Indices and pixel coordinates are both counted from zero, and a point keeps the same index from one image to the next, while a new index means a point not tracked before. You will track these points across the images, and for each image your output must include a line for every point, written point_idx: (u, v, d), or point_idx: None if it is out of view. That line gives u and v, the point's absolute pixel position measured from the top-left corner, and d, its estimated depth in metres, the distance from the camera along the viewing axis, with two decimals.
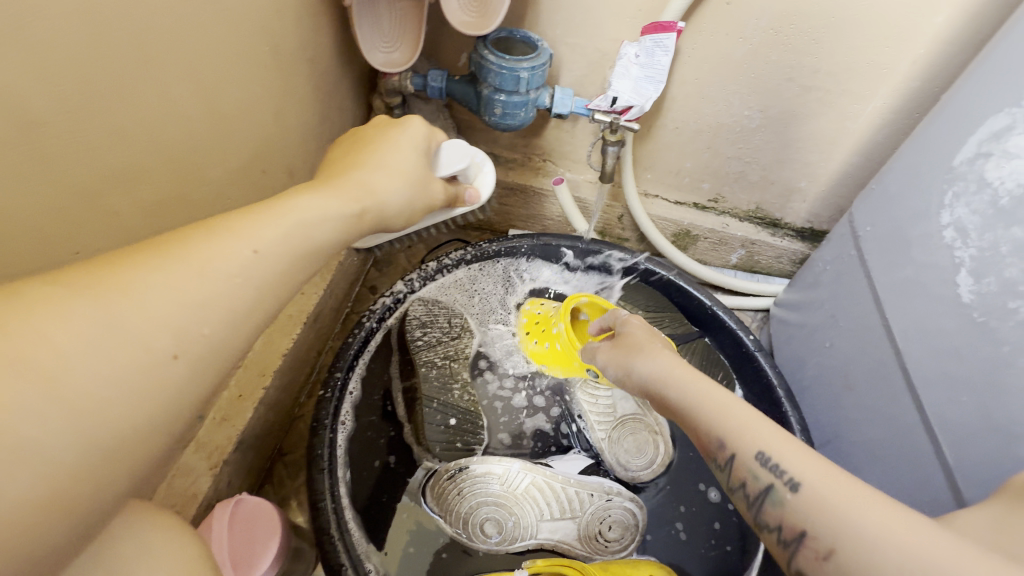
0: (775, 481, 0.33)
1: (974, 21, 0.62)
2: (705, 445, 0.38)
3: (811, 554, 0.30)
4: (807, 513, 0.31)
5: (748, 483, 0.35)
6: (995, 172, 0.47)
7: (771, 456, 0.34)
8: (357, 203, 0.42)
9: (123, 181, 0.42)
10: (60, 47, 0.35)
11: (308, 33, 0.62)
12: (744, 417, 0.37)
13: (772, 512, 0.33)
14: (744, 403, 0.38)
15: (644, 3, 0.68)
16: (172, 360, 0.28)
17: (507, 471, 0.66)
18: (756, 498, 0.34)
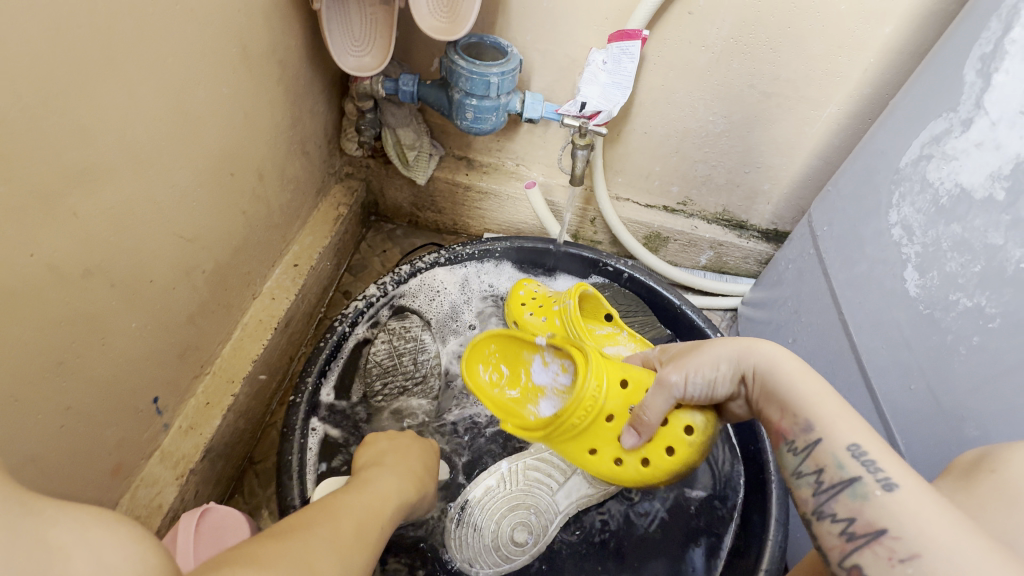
0: (864, 474, 0.33)
1: (917, 32, 0.66)
2: (790, 427, 0.37)
3: (883, 555, 0.30)
4: (894, 512, 0.30)
5: (829, 469, 0.34)
6: (936, 173, 0.50)
7: (865, 448, 0.34)
8: None
9: (85, 182, 0.41)
10: (15, 42, 0.34)
11: (277, 36, 0.62)
12: (840, 410, 0.36)
13: (847, 502, 0.33)
14: (837, 401, 0.37)
15: (611, 12, 0.71)
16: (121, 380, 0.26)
17: (495, 478, 0.65)
18: (833, 488, 0.34)
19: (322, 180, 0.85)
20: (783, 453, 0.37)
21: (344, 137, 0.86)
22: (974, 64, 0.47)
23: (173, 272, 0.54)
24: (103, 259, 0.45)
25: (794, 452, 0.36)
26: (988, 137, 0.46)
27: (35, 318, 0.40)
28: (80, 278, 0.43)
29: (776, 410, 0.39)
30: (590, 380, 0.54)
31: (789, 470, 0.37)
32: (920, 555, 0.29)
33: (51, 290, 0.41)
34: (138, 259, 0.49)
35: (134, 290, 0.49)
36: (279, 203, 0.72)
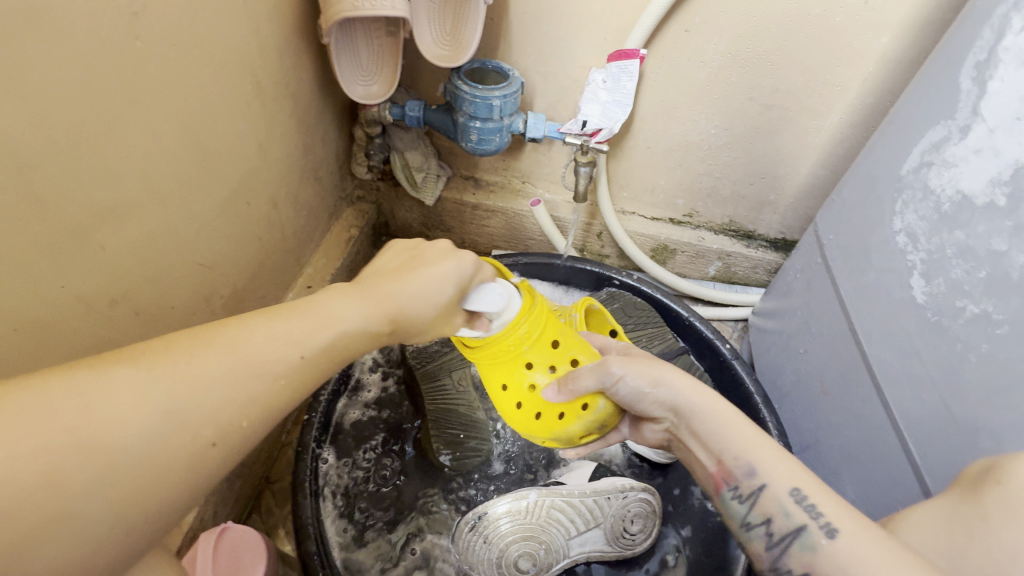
0: (809, 521, 0.38)
1: (914, 40, 0.66)
2: (732, 473, 0.42)
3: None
4: (841, 557, 0.35)
5: (778, 517, 0.39)
6: (937, 180, 0.50)
7: (805, 495, 0.39)
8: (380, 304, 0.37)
9: (110, 217, 0.44)
10: (48, 91, 0.37)
11: (289, 70, 0.65)
12: (778, 457, 0.41)
13: (800, 556, 0.38)
14: (768, 446, 0.42)
15: (609, 33, 0.72)
16: (211, 446, 0.27)
17: (525, 503, 0.58)
18: (784, 538, 0.39)
19: (334, 204, 0.87)
20: (727, 503, 0.43)
21: (355, 162, 0.89)
22: (970, 72, 0.48)
23: (193, 299, 0.56)
24: (127, 289, 0.47)
25: (740, 502, 0.42)
26: (986, 144, 0.46)
27: (63, 347, 0.42)
28: (106, 307, 0.45)
29: (711, 459, 0.44)
30: (522, 324, 0.51)
31: (741, 521, 0.42)
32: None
33: (80, 320, 0.43)
34: (160, 288, 0.51)
35: (156, 317, 0.51)
36: (292, 228, 0.75)
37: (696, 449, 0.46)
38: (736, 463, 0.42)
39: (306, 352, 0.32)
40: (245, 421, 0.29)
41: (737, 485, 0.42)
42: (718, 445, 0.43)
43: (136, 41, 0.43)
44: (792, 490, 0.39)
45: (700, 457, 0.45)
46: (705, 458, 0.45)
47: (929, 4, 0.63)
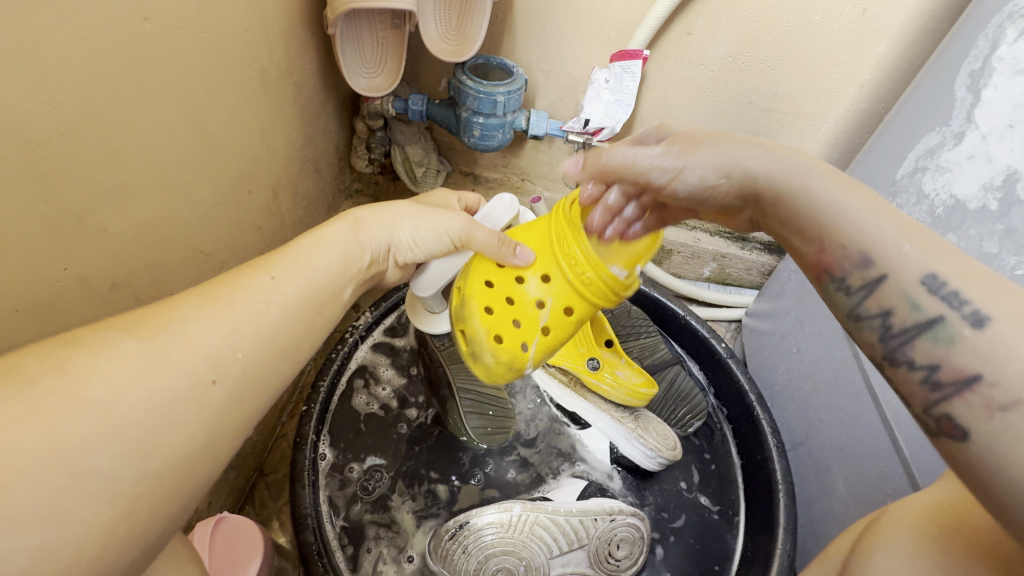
0: (947, 309, 0.27)
1: (910, 49, 0.68)
2: (843, 265, 0.30)
3: (981, 406, 0.26)
4: (996, 351, 0.26)
5: (898, 307, 0.29)
6: (931, 184, 0.51)
7: (943, 275, 0.28)
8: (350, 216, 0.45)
9: (114, 199, 0.43)
10: (58, 71, 0.36)
11: (293, 59, 0.65)
12: (912, 235, 0.29)
13: (928, 347, 0.28)
14: (907, 234, 0.29)
15: (612, 32, 0.73)
16: (211, 384, 0.29)
17: (507, 516, 0.56)
18: (908, 329, 0.29)
19: (333, 196, 0.87)
20: (827, 300, 0.32)
21: (355, 155, 0.89)
22: (965, 80, 0.49)
23: (193, 287, 0.56)
24: (129, 273, 0.47)
25: (847, 295, 0.31)
26: (980, 150, 0.47)
27: (64, 330, 0.42)
28: (108, 290, 0.45)
29: (801, 243, 0.33)
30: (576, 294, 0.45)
31: (849, 315, 0.31)
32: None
33: (82, 303, 0.43)
34: (161, 273, 0.51)
35: (157, 303, 0.51)
36: (292, 218, 0.75)
37: (780, 275, 0.35)
38: (848, 251, 0.30)
39: (275, 274, 0.36)
40: (239, 353, 0.31)
41: (844, 278, 0.31)
42: (826, 216, 0.31)
43: (145, 23, 0.43)
44: (927, 270, 0.28)
45: (790, 283, 0.34)
46: (801, 253, 0.33)
47: (925, 14, 0.64)
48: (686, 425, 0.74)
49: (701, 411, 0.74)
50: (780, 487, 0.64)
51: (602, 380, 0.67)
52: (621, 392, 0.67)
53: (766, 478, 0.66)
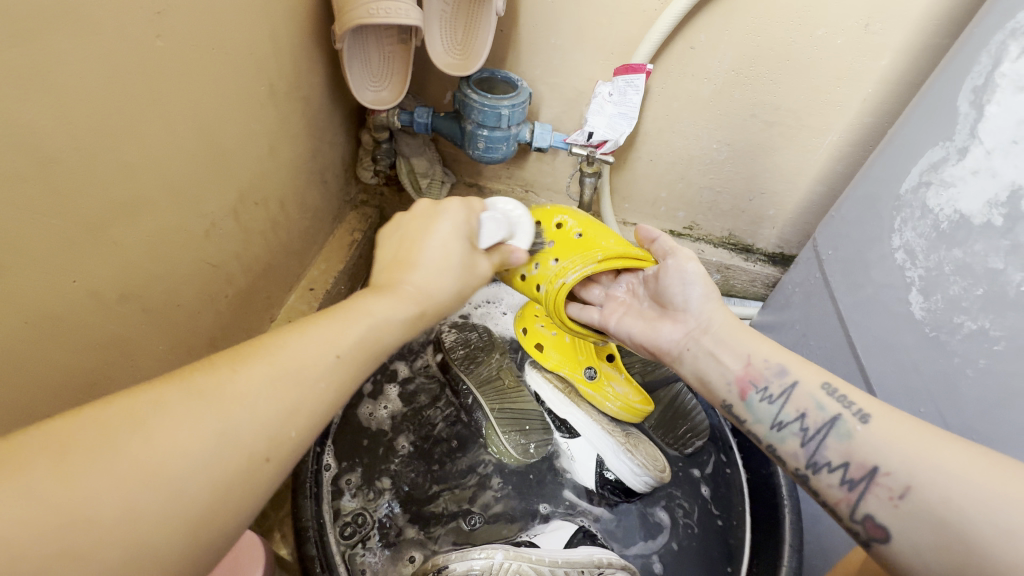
0: (843, 412, 0.41)
1: (912, 64, 0.68)
2: (761, 375, 0.46)
3: (885, 495, 0.37)
4: (877, 438, 0.39)
5: (812, 411, 0.43)
6: (936, 199, 0.51)
7: (835, 388, 0.43)
8: (404, 296, 0.39)
9: (125, 213, 0.44)
10: (73, 88, 0.37)
11: (302, 73, 0.66)
12: (799, 359, 0.46)
13: (837, 445, 0.40)
14: (791, 351, 0.48)
15: (616, 47, 0.74)
16: (264, 462, 0.29)
17: (490, 563, 0.53)
18: (820, 430, 0.42)
19: (338, 207, 0.88)
20: (756, 406, 0.46)
21: (361, 167, 0.89)
22: (967, 96, 0.49)
23: (198, 298, 0.56)
24: (137, 285, 0.47)
25: (770, 402, 0.45)
26: (984, 166, 0.47)
27: (71, 342, 0.42)
28: (115, 302, 0.45)
29: (742, 363, 0.48)
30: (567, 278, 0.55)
31: (772, 423, 0.45)
32: (911, 486, 0.36)
33: (90, 315, 0.43)
34: (168, 284, 0.51)
35: (163, 314, 0.51)
36: (298, 229, 0.75)
37: (714, 373, 0.49)
38: (765, 364, 0.47)
39: (341, 352, 0.34)
40: (293, 431, 0.31)
41: (765, 387, 0.46)
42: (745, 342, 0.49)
43: (157, 40, 0.43)
44: (826, 385, 0.44)
45: (715, 378, 0.49)
46: (728, 364, 0.48)
47: (928, 29, 0.65)
48: (686, 444, 0.72)
49: (703, 430, 0.73)
50: (785, 502, 0.64)
51: (599, 391, 0.70)
52: (616, 405, 0.69)
53: (772, 493, 0.66)
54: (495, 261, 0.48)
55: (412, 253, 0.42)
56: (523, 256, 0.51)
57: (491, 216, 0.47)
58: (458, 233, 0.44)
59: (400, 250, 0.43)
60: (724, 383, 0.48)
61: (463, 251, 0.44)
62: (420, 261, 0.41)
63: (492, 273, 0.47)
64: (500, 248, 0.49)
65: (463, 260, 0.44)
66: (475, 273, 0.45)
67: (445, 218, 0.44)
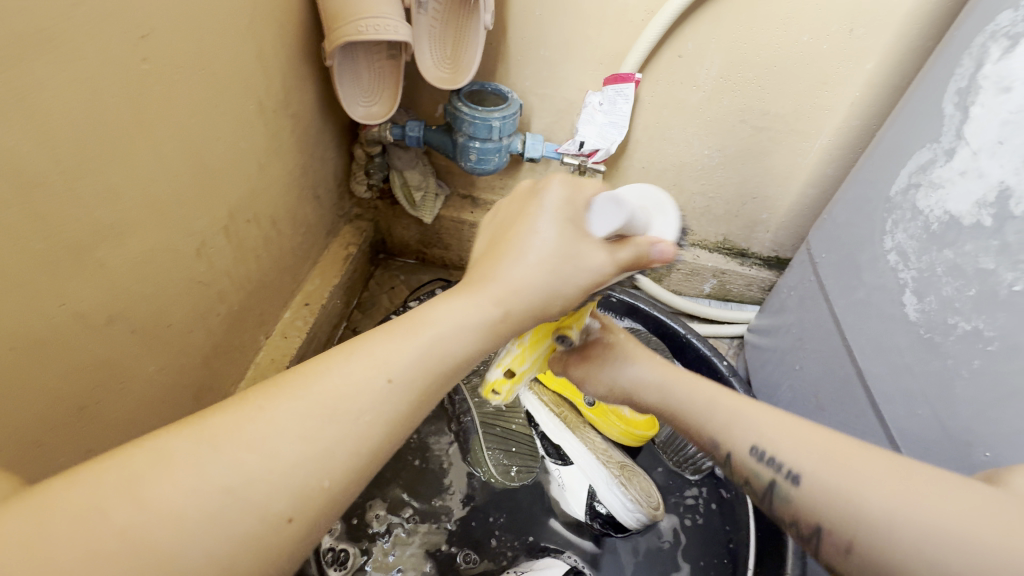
0: (775, 474, 0.38)
1: (898, 66, 0.69)
2: (710, 445, 0.43)
3: (834, 548, 0.33)
4: (812, 496, 0.35)
5: (751, 479, 0.39)
6: (925, 201, 0.52)
7: (764, 450, 0.39)
8: (485, 292, 0.35)
9: (112, 234, 0.44)
10: (57, 111, 0.37)
11: (292, 91, 0.67)
12: (733, 416, 0.42)
13: (783, 505, 0.37)
14: (728, 407, 0.43)
15: (605, 57, 0.75)
16: (286, 522, 0.27)
17: None
18: (764, 494, 0.38)
19: (333, 222, 0.88)
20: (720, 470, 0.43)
21: (354, 181, 0.89)
22: (953, 98, 0.50)
23: (190, 317, 0.56)
24: (126, 306, 0.47)
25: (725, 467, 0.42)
26: (971, 166, 0.47)
27: (59, 365, 0.42)
28: (104, 324, 0.45)
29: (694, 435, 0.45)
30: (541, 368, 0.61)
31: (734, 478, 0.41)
32: (852, 543, 0.32)
33: (78, 337, 0.43)
34: (158, 304, 0.51)
35: (153, 334, 0.51)
36: (292, 244, 0.75)
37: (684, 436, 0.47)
38: (706, 432, 0.43)
39: (393, 377, 0.31)
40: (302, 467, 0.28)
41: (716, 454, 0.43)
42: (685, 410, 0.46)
43: (144, 63, 0.44)
44: (753, 447, 0.39)
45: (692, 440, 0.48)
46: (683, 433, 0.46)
47: (911, 31, 0.66)
48: (698, 464, 0.71)
49: (714, 450, 0.72)
50: None
51: (602, 417, 0.71)
52: (618, 430, 0.70)
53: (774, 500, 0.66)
54: (622, 255, 0.37)
55: (519, 248, 0.36)
56: (670, 247, 0.38)
57: (610, 196, 0.36)
58: (563, 221, 0.36)
59: (501, 241, 0.37)
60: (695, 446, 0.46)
61: (568, 238, 0.36)
62: (510, 262, 0.36)
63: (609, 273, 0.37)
64: (629, 240, 0.38)
65: (569, 250, 0.36)
66: (584, 267, 0.36)
67: (552, 202, 0.37)
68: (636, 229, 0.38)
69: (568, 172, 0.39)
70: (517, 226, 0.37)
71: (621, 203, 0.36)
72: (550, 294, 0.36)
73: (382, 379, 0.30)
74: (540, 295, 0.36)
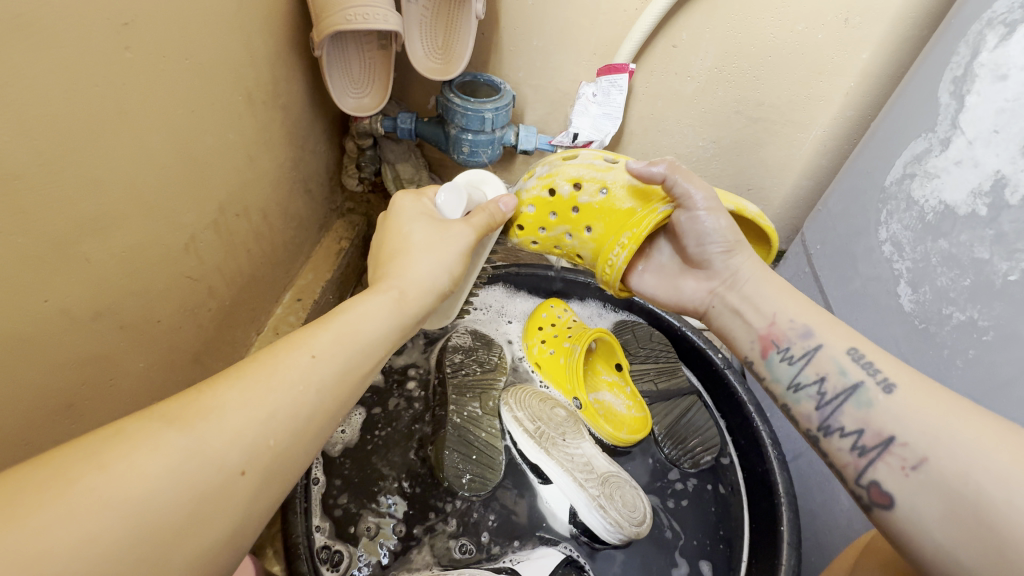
0: (866, 378, 0.38)
1: (893, 57, 0.68)
2: (784, 334, 0.44)
3: (897, 465, 0.34)
4: (899, 405, 0.36)
5: (832, 375, 0.40)
6: (920, 191, 0.52)
7: (862, 353, 0.40)
8: (387, 286, 0.40)
9: (95, 230, 0.43)
10: (36, 101, 0.36)
11: (281, 82, 0.65)
12: (828, 321, 0.43)
13: (854, 410, 0.38)
14: (823, 316, 0.44)
15: (599, 47, 0.74)
16: (241, 475, 0.28)
17: None
18: (837, 396, 0.39)
19: (325, 216, 0.87)
20: (774, 364, 0.43)
21: (345, 175, 0.88)
22: (948, 87, 0.49)
23: (179, 313, 0.55)
24: (112, 303, 0.46)
25: (790, 362, 0.42)
26: (966, 155, 0.47)
27: (42, 364, 0.41)
28: (90, 321, 0.44)
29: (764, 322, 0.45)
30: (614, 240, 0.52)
31: (789, 383, 0.42)
32: (927, 458, 0.33)
33: (62, 334, 0.42)
34: (145, 301, 0.50)
35: (141, 330, 0.50)
36: (283, 239, 0.74)
37: (738, 329, 0.47)
38: (790, 325, 0.44)
39: (316, 353, 0.33)
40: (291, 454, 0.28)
41: (787, 347, 0.43)
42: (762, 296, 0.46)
43: (125, 52, 0.42)
44: (852, 349, 0.40)
45: (740, 336, 0.47)
46: (753, 321, 0.46)
47: (907, 20, 0.65)
48: (697, 458, 0.71)
49: (714, 445, 0.72)
50: (782, 499, 0.62)
51: (592, 416, 0.72)
52: (607, 429, 0.71)
53: (769, 493, 0.64)
54: (477, 222, 0.47)
55: (399, 250, 0.44)
56: (513, 201, 0.50)
57: (443, 189, 0.48)
58: (419, 218, 0.46)
59: (381, 250, 0.45)
60: (748, 340, 0.46)
61: (432, 227, 0.45)
62: (405, 250, 0.43)
63: (473, 237, 0.46)
64: (488, 208, 0.49)
65: (437, 231, 0.45)
66: (452, 237, 0.45)
67: (404, 214, 0.46)
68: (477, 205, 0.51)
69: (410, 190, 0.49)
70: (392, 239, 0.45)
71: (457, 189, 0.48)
72: (440, 274, 0.43)
73: (304, 354, 0.32)
74: (431, 281, 0.42)
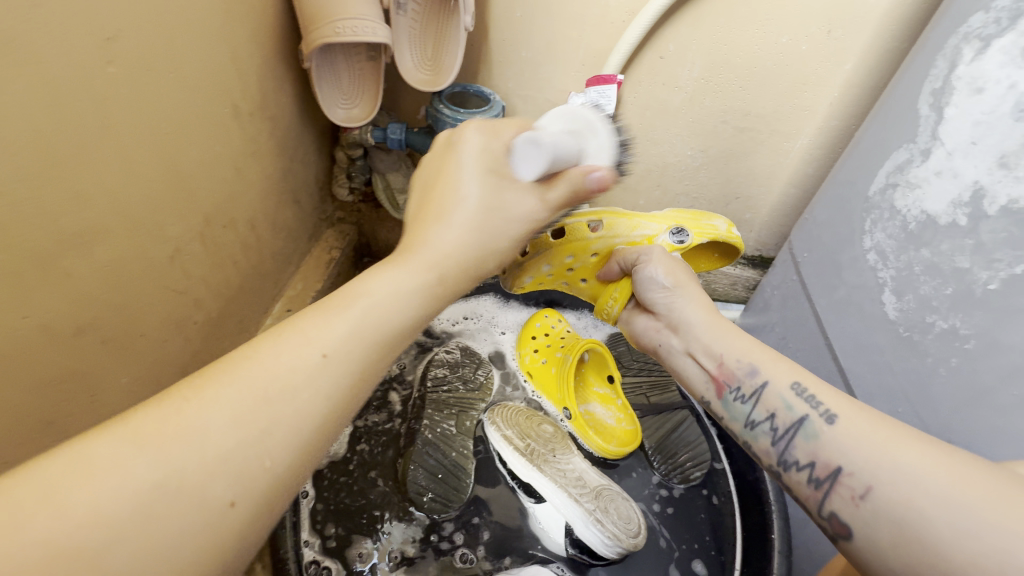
0: (810, 411, 0.39)
1: (875, 68, 0.69)
2: (733, 374, 0.45)
3: (847, 495, 0.34)
4: (841, 438, 0.36)
5: (779, 411, 0.41)
6: (903, 201, 0.52)
7: (805, 388, 0.40)
8: (420, 257, 0.39)
9: (77, 244, 0.42)
10: (16, 115, 0.36)
11: (269, 94, 0.65)
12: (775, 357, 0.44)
13: (804, 445, 0.38)
14: (767, 350, 0.45)
15: (587, 58, 0.74)
16: (229, 507, 0.26)
17: None
18: (788, 431, 0.39)
19: (315, 225, 0.87)
20: (729, 404, 0.44)
21: (336, 184, 0.89)
22: (927, 99, 0.50)
23: (165, 326, 0.55)
24: (95, 317, 0.45)
25: (743, 402, 0.43)
26: (946, 166, 0.48)
27: (22, 381, 0.40)
28: (71, 336, 0.43)
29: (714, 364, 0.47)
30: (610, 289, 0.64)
31: (745, 422, 0.43)
32: (873, 486, 0.33)
33: (43, 351, 0.41)
34: (130, 315, 0.49)
35: (125, 344, 0.50)
36: (272, 250, 0.74)
37: (695, 372, 0.48)
38: (736, 364, 0.45)
39: (327, 351, 0.32)
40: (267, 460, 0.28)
41: (739, 386, 0.44)
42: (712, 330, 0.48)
43: (109, 67, 0.42)
44: (794, 384, 0.41)
45: (697, 379, 0.48)
46: (706, 365, 0.47)
47: (888, 33, 0.66)
48: (687, 474, 0.71)
49: (704, 460, 0.72)
50: (773, 508, 0.64)
51: (582, 427, 0.72)
52: (596, 442, 0.71)
53: (758, 501, 0.67)
54: (553, 195, 0.44)
55: (447, 211, 0.41)
56: (605, 176, 0.43)
57: (529, 141, 0.41)
58: (484, 175, 0.42)
59: (434, 194, 0.43)
60: (704, 383, 0.47)
61: (491, 185, 0.42)
62: (448, 219, 0.41)
63: (542, 215, 0.44)
64: (564, 176, 0.44)
65: (491, 203, 0.42)
66: (511, 212, 0.43)
67: (472, 156, 0.43)
68: (563, 163, 0.42)
69: (485, 121, 0.45)
70: (441, 193, 0.43)
71: (540, 145, 0.41)
72: (483, 248, 0.42)
73: (314, 351, 0.31)
74: (471, 250, 0.41)
